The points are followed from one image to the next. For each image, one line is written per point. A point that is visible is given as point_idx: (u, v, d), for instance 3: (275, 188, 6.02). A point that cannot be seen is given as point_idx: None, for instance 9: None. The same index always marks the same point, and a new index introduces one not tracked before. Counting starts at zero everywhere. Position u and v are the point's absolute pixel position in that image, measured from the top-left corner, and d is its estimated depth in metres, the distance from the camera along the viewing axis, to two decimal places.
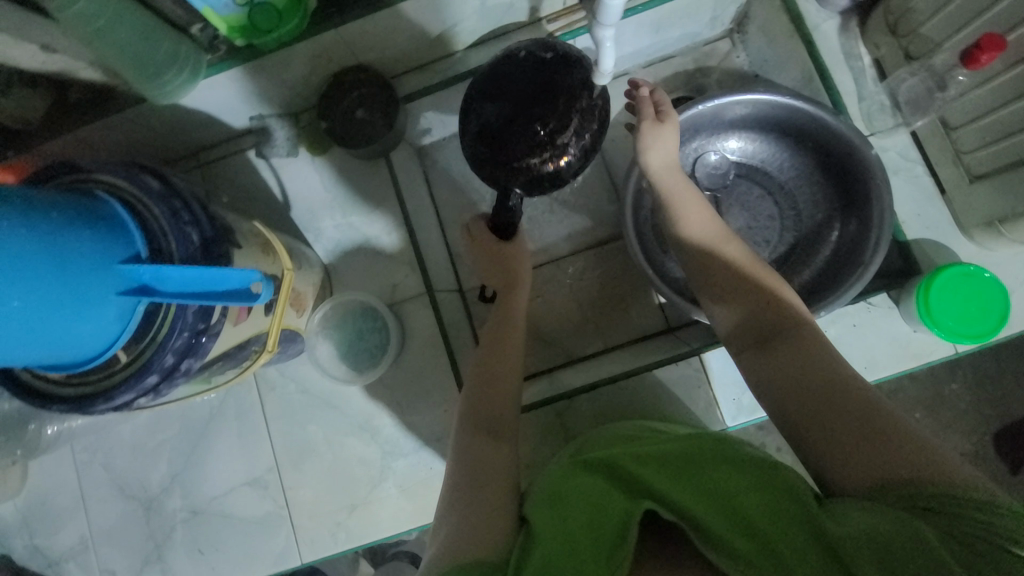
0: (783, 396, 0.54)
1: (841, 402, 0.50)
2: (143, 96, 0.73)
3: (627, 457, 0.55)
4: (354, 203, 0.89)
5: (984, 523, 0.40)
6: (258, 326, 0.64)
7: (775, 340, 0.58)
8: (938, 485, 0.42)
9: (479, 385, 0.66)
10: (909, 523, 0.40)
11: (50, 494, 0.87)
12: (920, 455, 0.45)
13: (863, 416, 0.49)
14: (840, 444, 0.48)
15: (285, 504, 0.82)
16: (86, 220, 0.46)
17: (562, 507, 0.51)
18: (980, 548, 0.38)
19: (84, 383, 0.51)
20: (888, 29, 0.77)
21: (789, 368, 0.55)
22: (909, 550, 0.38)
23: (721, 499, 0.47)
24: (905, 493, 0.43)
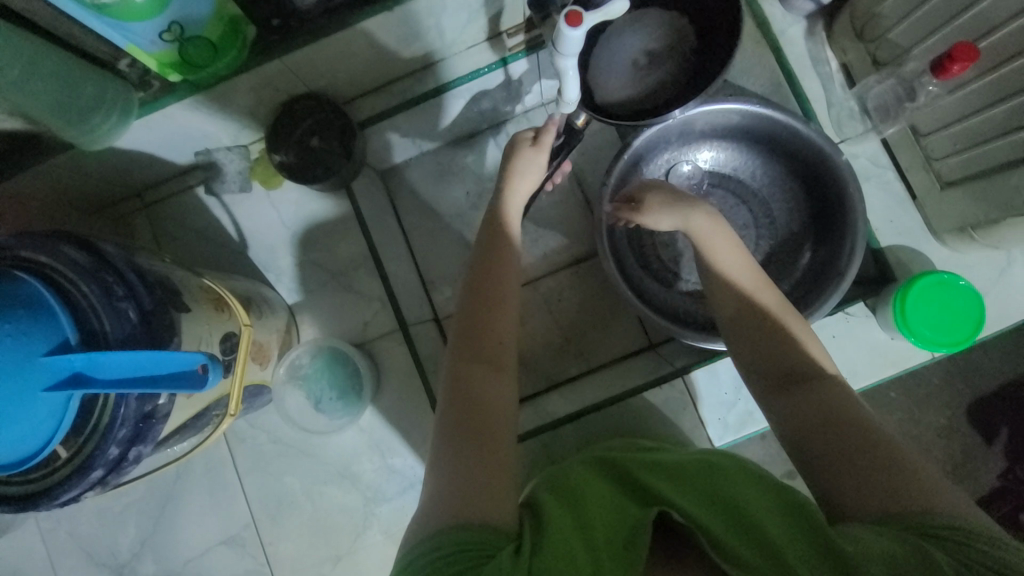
0: (802, 434, 0.52)
1: (868, 445, 0.48)
2: (70, 142, 0.66)
3: (638, 468, 0.55)
4: (316, 237, 0.84)
5: (987, 553, 0.40)
6: (218, 391, 0.59)
7: (804, 385, 0.54)
8: (947, 517, 0.42)
9: (468, 333, 0.60)
10: (916, 545, 0.40)
11: (10, 568, 0.81)
12: (932, 487, 0.45)
13: (878, 454, 0.47)
14: (855, 475, 0.47)
15: (265, 561, 0.78)
16: (1, 311, 0.41)
17: (576, 504, 0.50)
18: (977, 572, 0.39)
19: (27, 481, 0.46)
20: (855, 33, 0.75)
21: (813, 413, 0.52)
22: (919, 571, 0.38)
23: (731, 508, 0.45)
24: (913, 520, 0.43)
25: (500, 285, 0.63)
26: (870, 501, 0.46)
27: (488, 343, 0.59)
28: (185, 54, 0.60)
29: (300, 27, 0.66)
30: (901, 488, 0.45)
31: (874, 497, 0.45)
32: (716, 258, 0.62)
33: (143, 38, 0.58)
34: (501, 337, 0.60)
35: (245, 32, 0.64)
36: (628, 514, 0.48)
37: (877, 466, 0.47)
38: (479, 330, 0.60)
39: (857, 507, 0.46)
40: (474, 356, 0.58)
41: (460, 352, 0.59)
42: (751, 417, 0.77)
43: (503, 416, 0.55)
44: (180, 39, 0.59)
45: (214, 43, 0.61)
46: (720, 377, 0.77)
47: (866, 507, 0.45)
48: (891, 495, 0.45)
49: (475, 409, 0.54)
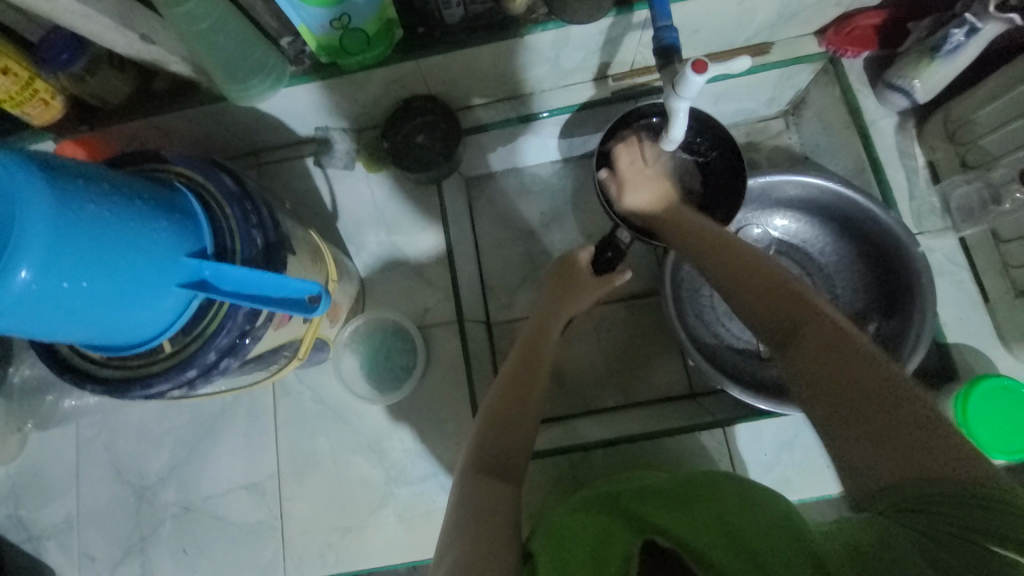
0: (797, 384, 0.46)
1: (878, 396, 0.41)
2: (223, 95, 0.76)
3: (633, 500, 0.57)
4: (399, 222, 0.90)
5: (985, 519, 0.35)
6: (295, 333, 0.64)
7: (795, 335, 0.48)
8: (948, 477, 0.37)
9: (502, 393, 0.66)
10: (895, 534, 0.38)
11: (43, 467, 0.84)
12: (939, 436, 0.39)
13: (887, 412, 0.40)
14: (853, 439, 0.41)
15: (279, 515, 0.80)
16: (165, 210, 0.47)
17: (566, 541, 0.52)
18: (956, 546, 0.35)
19: (124, 366, 0.50)
20: (946, 135, 0.78)
21: (820, 365, 0.44)
22: (879, 550, 0.37)
23: (723, 526, 0.47)
24: (909, 494, 0.38)
25: (529, 356, 0.72)
26: (868, 470, 0.41)
27: (516, 406, 0.64)
28: (344, 42, 0.70)
29: (438, 37, 0.74)
30: (901, 451, 0.39)
31: (874, 464, 0.40)
32: (682, 219, 0.69)
33: (315, 21, 0.68)
34: (528, 401, 0.65)
35: (394, 35, 0.73)
36: (619, 547, 0.49)
37: (878, 421, 0.40)
38: (524, 384, 0.67)
39: (857, 480, 0.41)
40: (505, 418, 0.63)
41: (490, 406, 0.65)
42: (788, 484, 0.76)
43: (521, 463, 0.59)
44: (344, 29, 0.69)
45: (368, 37, 0.71)
46: (763, 437, 0.77)
47: (867, 482, 0.41)
48: (895, 457, 0.39)
49: (505, 456, 0.59)
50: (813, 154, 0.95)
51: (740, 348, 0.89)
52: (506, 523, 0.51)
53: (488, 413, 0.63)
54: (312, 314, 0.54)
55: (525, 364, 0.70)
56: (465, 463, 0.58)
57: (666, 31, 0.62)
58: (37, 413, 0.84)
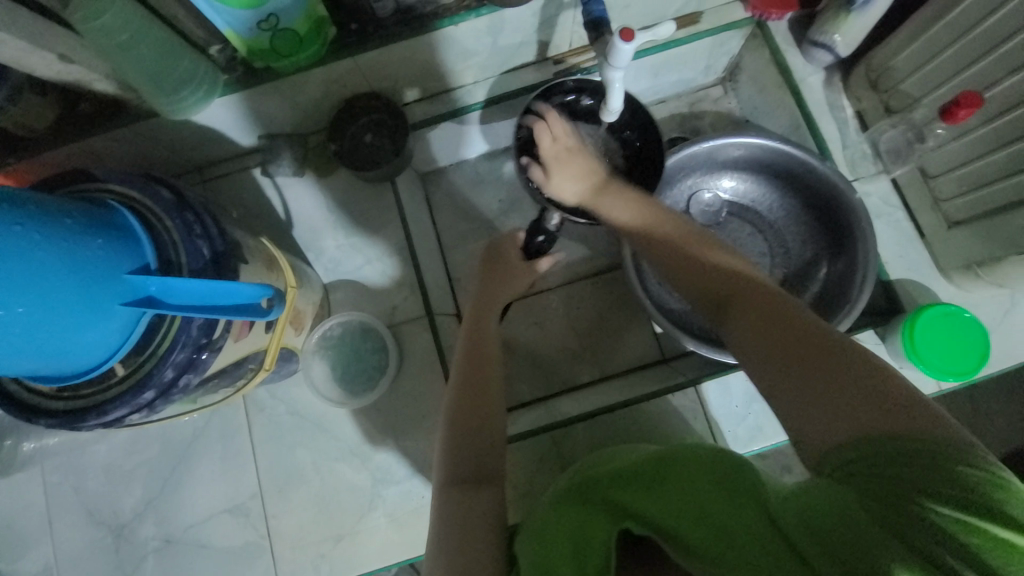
0: (746, 355, 0.52)
1: (820, 359, 0.46)
2: (156, 111, 0.73)
3: (605, 480, 0.54)
4: (357, 224, 0.89)
5: (926, 473, 0.38)
6: (257, 344, 0.62)
7: (733, 303, 0.55)
8: (900, 438, 0.40)
9: (470, 385, 0.66)
10: (842, 499, 0.40)
11: (8, 520, 0.80)
12: (889, 401, 0.42)
13: (828, 375, 0.45)
14: (807, 400, 0.45)
15: (267, 534, 0.78)
16: (99, 228, 0.45)
17: (546, 542, 0.50)
18: (904, 510, 0.38)
19: (77, 397, 0.48)
20: (869, 84, 0.83)
21: (758, 333, 0.51)
22: (833, 518, 0.39)
23: (692, 506, 0.45)
24: (857, 456, 0.41)
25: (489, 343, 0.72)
26: (817, 430, 0.44)
27: (482, 400, 0.64)
28: (274, 44, 0.69)
29: (374, 32, 0.73)
30: (853, 411, 0.43)
31: (828, 423, 0.44)
32: (610, 209, 0.69)
33: (242, 24, 0.66)
34: (488, 394, 0.65)
35: (326, 32, 0.72)
36: (598, 542, 0.47)
37: (830, 383, 0.45)
38: (477, 383, 0.66)
39: (812, 439, 0.45)
40: (464, 423, 0.62)
41: (457, 401, 0.64)
42: (761, 432, 0.79)
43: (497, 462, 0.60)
44: (274, 30, 0.67)
45: (300, 36, 0.69)
46: (733, 391, 0.79)
47: (822, 440, 0.44)
48: (837, 417, 0.43)
49: (480, 461, 0.59)
50: (752, 116, 0.99)
51: None
52: (490, 521, 0.53)
53: (448, 425, 0.62)
54: (267, 317, 0.56)
55: (486, 352, 0.70)
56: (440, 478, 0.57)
57: (593, 6, 0.65)
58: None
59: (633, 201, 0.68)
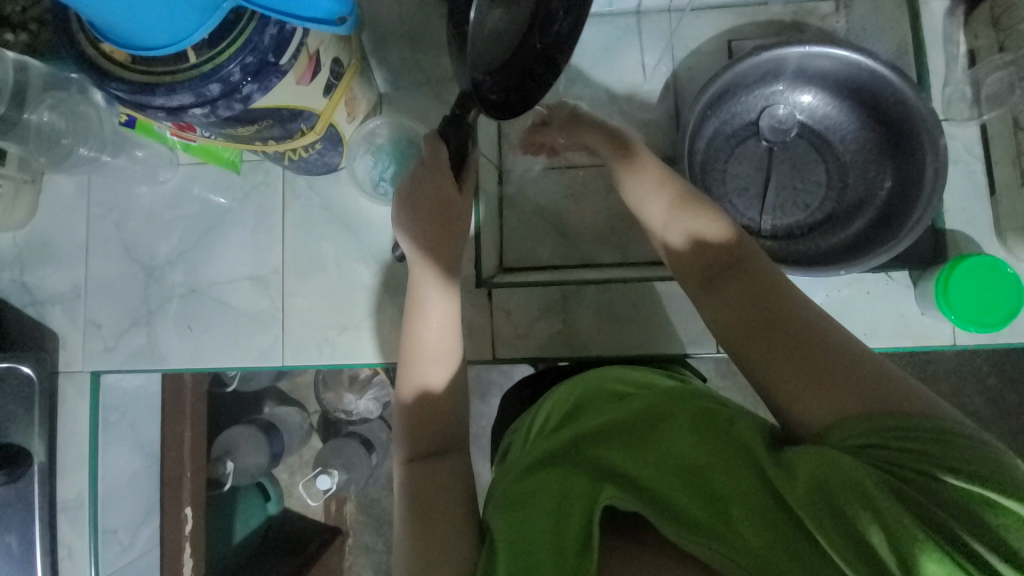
0: (734, 332, 0.58)
1: (818, 348, 0.53)
2: None
3: (581, 434, 0.58)
4: (421, 44, 0.87)
5: (933, 449, 0.46)
6: (314, 105, 0.64)
7: (725, 272, 0.60)
8: (895, 417, 0.48)
9: (430, 244, 0.68)
10: (862, 474, 0.45)
11: (54, 234, 0.87)
12: (881, 384, 0.50)
13: (821, 358, 0.53)
14: (799, 385, 0.53)
15: (281, 307, 0.84)
16: None
17: (524, 507, 0.53)
18: (907, 476, 0.45)
19: (149, 72, 0.50)
20: (991, 21, 0.78)
21: (759, 324, 0.56)
22: (854, 491, 0.45)
23: (688, 478, 0.50)
24: (867, 431, 0.48)
25: (452, 230, 0.68)
26: (819, 408, 0.51)
27: (446, 244, 0.68)
28: None
29: None
30: (849, 394, 0.51)
31: (821, 399, 0.51)
32: (643, 162, 0.70)
33: None
34: (452, 249, 0.69)
35: None
36: (579, 501, 0.51)
37: (827, 373, 0.52)
38: (450, 239, 0.69)
39: (806, 416, 0.52)
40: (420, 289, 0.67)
41: (422, 252, 0.68)
42: None
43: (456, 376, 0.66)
44: None
45: None
46: None
47: (813, 419, 0.52)
48: (839, 393, 0.51)
49: (435, 351, 0.65)
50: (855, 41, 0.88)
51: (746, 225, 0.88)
52: (462, 501, 0.59)
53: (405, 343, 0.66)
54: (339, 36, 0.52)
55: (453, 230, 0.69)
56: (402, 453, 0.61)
57: None
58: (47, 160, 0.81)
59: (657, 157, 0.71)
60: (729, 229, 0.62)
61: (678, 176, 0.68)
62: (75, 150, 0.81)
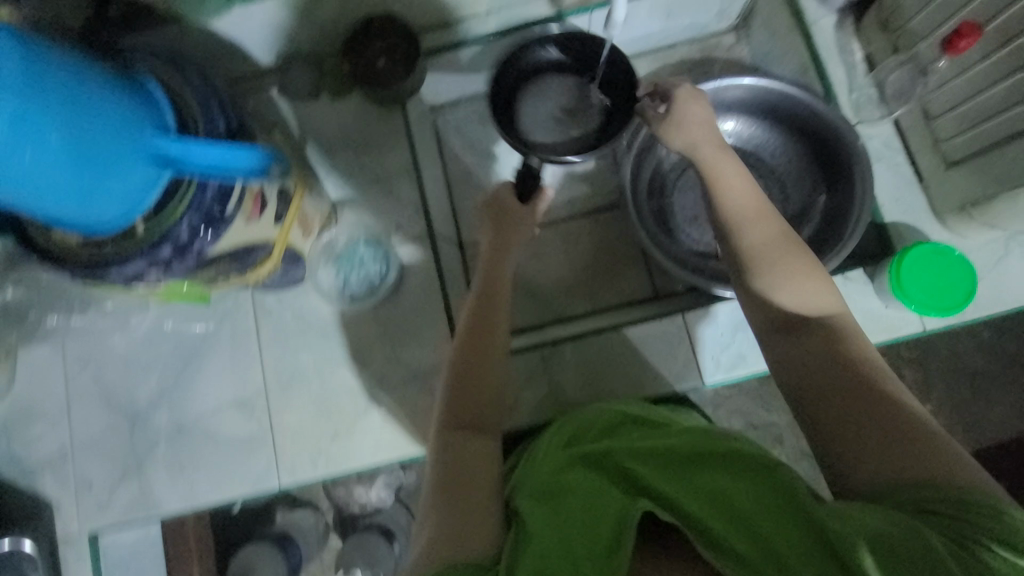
0: (803, 385, 0.54)
1: (889, 411, 0.49)
2: (181, 16, 0.76)
3: (620, 450, 0.58)
4: (365, 147, 0.92)
5: (992, 527, 0.42)
6: (267, 235, 0.67)
7: (801, 330, 0.56)
8: (957, 487, 0.44)
9: (468, 339, 0.68)
10: (918, 530, 0.42)
11: (34, 399, 0.87)
12: (947, 456, 0.46)
13: (889, 424, 0.49)
14: (859, 441, 0.49)
15: (269, 428, 0.83)
16: (126, 86, 0.49)
17: (557, 509, 0.54)
18: (958, 553, 0.41)
19: (101, 247, 0.53)
20: (880, 25, 0.82)
21: (822, 378, 0.53)
22: (910, 549, 0.41)
23: (727, 508, 0.48)
24: (920, 497, 0.45)
25: (489, 316, 0.69)
26: (875, 467, 0.48)
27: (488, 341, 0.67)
28: None
29: None
30: (907, 464, 0.47)
31: (880, 462, 0.48)
32: (722, 178, 0.64)
33: None
34: (491, 342, 0.67)
35: None
36: (612, 512, 0.52)
37: (886, 438, 0.48)
38: (487, 323, 0.69)
39: (857, 473, 0.49)
40: (462, 386, 0.65)
41: (462, 351, 0.67)
42: (743, 360, 0.81)
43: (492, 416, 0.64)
44: None
45: None
46: (719, 320, 0.81)
47: (864, 479, 0.48)
48: (897, 457, 0.47)
49: (480, 391, 0.64)
50: (762, 64, 0.97)
51: (699, 251, 0.93)
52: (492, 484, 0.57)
53: (453, 372, 0.66)
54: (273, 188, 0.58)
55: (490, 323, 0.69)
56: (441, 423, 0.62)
57: None
58: (19, 335, 0.85)
59: (744, 176, 0.64)
60: (822, 285, 0.58)
61: (778, 219, 0.62)
62: (44, 319, 0.86)
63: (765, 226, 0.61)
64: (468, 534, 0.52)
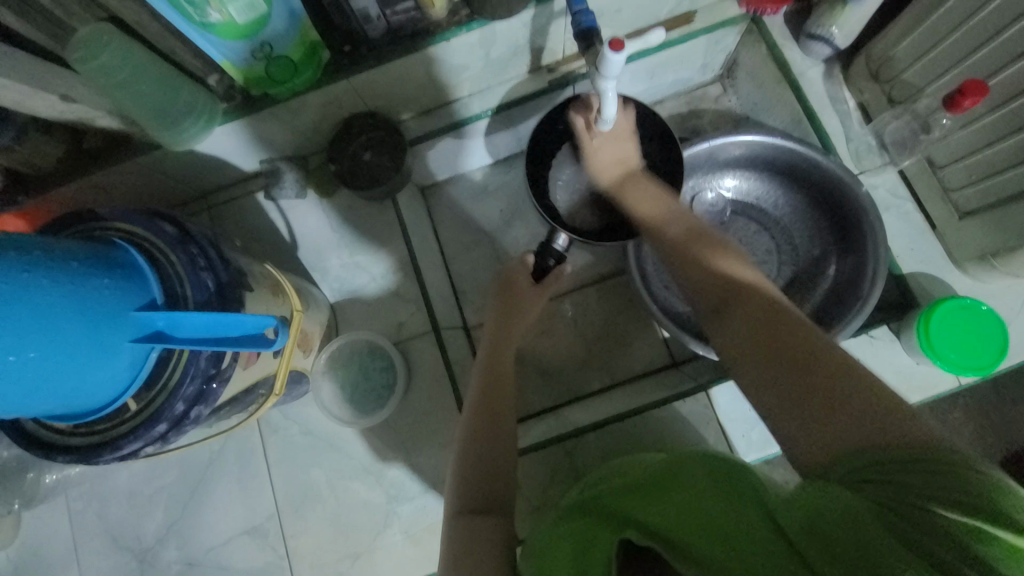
0: (742, 356, 0.49)
1: (801, 370, 0.44)
2: (158, 143, 0.74)
3: (612, 494, 0.53)
4: (359, 242, 0.90)
5: (939, 483, 0.34)
6: (266, 370, 0.63)
7: (729, 305, 0.53)
8: (896, 446, 0.37)
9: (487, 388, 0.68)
10: (847, 501, 0.35)
11: (37, 546, 0.82)
12: (882, 409, 0.39)
13: (838, 386, 0.42)
14: (790, 410, 0.44)
15: (286, 554, 0.79)
16: (105, 267, 0.46)
17: (547, 564, 0.48)
18: (906, 516, 0.34)
19: (92, 434, 0.49)
20: (871, 75, 0.82)
21: (758, 339, 0.48)
22: (839, 523, 0.34)
23: (699, 516, 0.41)
24: (863, 462, 0.38)
25: (498, 371, 0.71)
26: (820, 437, 0.41)
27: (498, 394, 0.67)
28: (268, 72, 0.69)
29: (367, 53, 0.73)
30: (849, 419, 0.40)
31: (822, 431, 0.41)
32: (631, 193, 0.69)
33: (236, 54, 0.67)
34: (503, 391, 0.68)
35: (320, 57, 0.72)
36: (598, 545, 0.46)
37: (822, 396, 0.42)
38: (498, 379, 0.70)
39: (804, 447, 0.42)
40: (481, 441, 0.62)
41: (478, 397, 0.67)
42: (775, 434, 0.78)
43: (506, 464, 0.62)
44: (268, 58, 0.68)
45: (294, 63, 0.70)
46: (745, 394, 0.78)
47: (812, 449, 0.42)
48: (836, 422, 0.41)
49: (488, 476, 0.60)
50: (752, 113, 0.97)
51: None
52: (497, 544, 0.54)
53: (466, 439, 0.63)
54: (270, 347, 0.55)
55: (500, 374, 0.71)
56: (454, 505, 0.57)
57: (583, 14, 0.65)
58: (20, 499, 0.82)
59: (658, 194, 0.67)
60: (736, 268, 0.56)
61: (697, 223, 0.63)
62: (42, 477, 0.82)
63: (679, 221, 0.64)
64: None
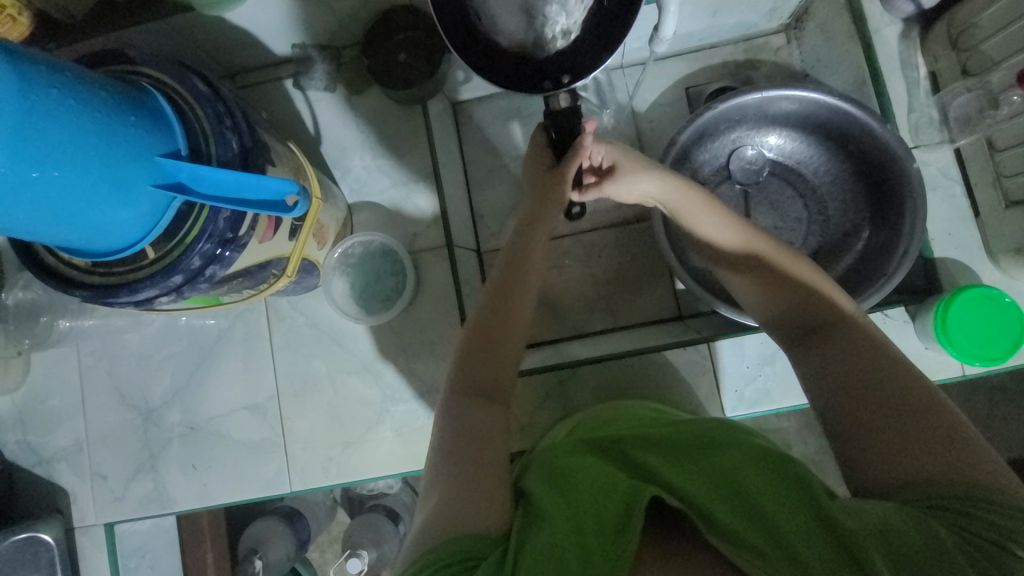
0: (830, 384, 0.54)
1: (890, 405, 0.50)
2: (190, 4, 0.71)
3: (630, 441, 0.56)
4: (384, 146, 0.88)
5: (992, 522, 0.42)
6: (280, 250, 0.64)
7: (823, 331, 0.58)
8: (957, 484, 0.45)
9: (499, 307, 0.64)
10: (924, 525, 0.42)
11: (48, 392, 0.87)
12: (950, 446, 0.47)
13: (918, 422, 0.48)
14: (871, 443, 0.50)
15: (281, 433, 0.83)
16: (132, 106, 0.46)
17: (567, 486, 0.51)
18: (974, 542, 0.41)
19: (111, 274, 0.51)
20: (949, 41, 0.76)
21: (836, 367, 0.54)
22: (916, 545, 0.40)
23: (733, 492, 0.46)
24: (927, 493, 0.45)
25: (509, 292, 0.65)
26: (887, 468, 0.48)
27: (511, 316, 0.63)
28: None
29: None
30: (916, 456, 0.47)
31: (890, 466, 0.48)
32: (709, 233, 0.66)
33: None
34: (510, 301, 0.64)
35: None
36: (619, 492, 0.48)
37: (903, 437, 0.48)
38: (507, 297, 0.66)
39: (871, 477, 0.49)
40: (487, 347, 0.61)
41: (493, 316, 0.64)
42: (768, 395, 0.79)
43: (507, 378, 0.61)
44: None
45: None
46: (746, 351, 0.79)
47: (877, 476, 0.49)
48: (913, 456, 0.47)
49: (490, 380, 0.59)
50: (812, 71, 0.90)
51: None
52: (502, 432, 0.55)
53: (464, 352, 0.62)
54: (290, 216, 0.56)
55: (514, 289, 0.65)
56: (450, 382, 0.59)
57: None
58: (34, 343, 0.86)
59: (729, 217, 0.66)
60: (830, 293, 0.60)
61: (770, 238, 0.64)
62: (56, 324, 0.86)
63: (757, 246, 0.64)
64: (472, 499, 0.48)
